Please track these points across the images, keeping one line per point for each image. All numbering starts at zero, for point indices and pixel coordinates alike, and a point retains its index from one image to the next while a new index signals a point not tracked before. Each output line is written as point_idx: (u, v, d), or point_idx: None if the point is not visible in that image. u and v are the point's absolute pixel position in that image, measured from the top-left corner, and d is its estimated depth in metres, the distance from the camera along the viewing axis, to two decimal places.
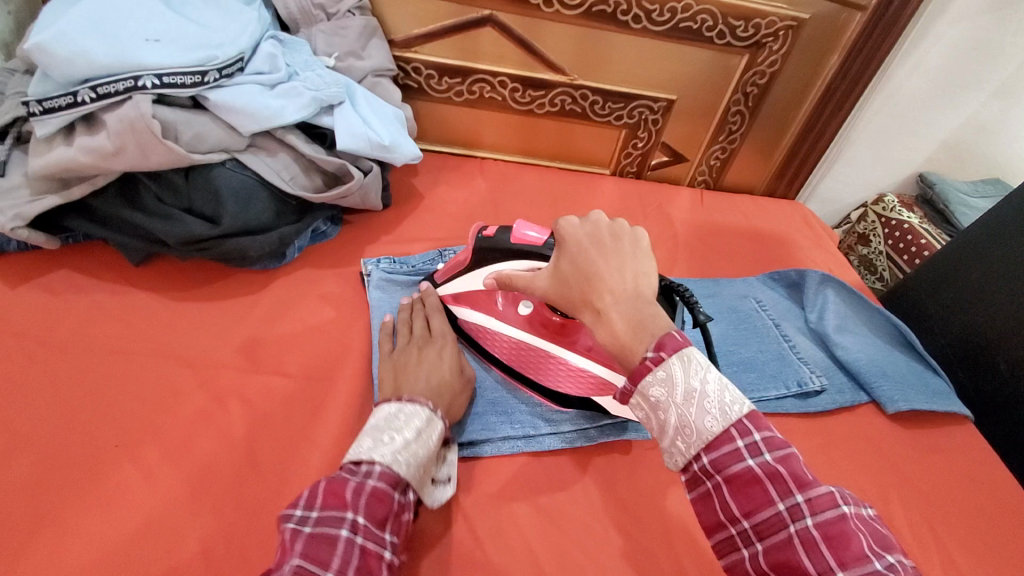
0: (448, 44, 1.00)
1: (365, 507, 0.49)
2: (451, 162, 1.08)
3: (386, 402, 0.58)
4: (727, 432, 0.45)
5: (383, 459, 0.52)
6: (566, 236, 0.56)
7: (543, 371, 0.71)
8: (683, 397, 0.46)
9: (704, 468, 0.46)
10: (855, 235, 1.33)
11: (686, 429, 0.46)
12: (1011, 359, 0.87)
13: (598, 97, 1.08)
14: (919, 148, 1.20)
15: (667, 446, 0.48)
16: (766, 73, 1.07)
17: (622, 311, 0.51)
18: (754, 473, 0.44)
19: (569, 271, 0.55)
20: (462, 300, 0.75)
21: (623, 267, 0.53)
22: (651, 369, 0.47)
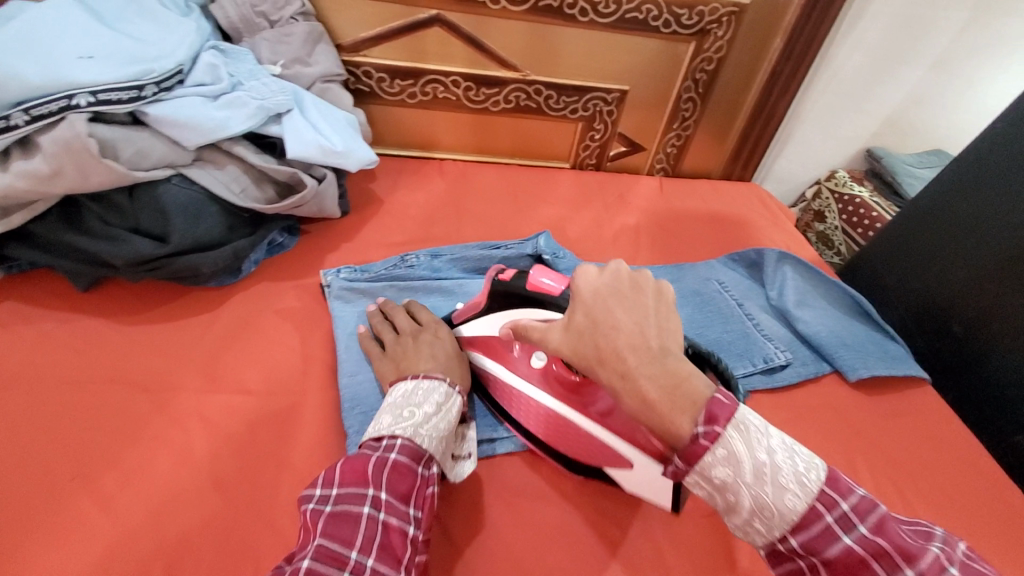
0: (398, 46, 0.99)
1: (388, 482, 0.51)
2: (410, 165, 1.07)
3: (400, 381, 0.60)
4: (813, 508, 0.43)
5: (405, 433, 0.54)
6: (582, 289, 0.53)
7: (516, 403, 0.69)
8: (754, 473, 0.44)
9: (793, 549, 0.44)
10: (812, 212, 1.37)
11: (765, 510, 0.44)
12: (965, 322, 0.90)
13: (552, 92, 1.09)
14: (864, 124, 1.24)
15: (742, 528, 0.45)
16: (713, 59, 1.09)
17: (656, 375, 0.47)
18: (854, 553, 0.42)
19: (588, 326, 0.51)
20: (475, 346, 0.72)
21: (649, 325, 0.50)
22: (709, 447, 0.44)
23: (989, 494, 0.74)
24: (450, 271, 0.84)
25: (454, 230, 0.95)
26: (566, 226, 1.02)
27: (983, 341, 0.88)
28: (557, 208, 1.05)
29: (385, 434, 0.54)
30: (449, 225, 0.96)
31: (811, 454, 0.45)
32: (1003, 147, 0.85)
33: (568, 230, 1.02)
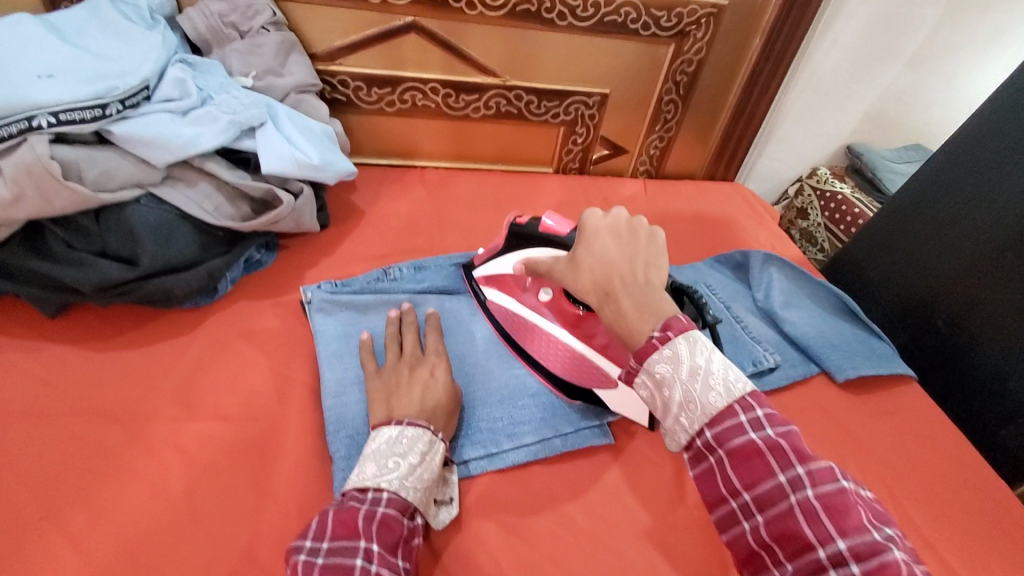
0: (375, 54, 0.97)
1: (378, 534, 0.50)
2: (391, 174, 1.05)
3: (384, 424, 0.58)
4: (730, 408, 0.49)
5: (391, 487, 0.53)
6: (587, 226, 0.61)
7: (531, 337, 0.75)
8: (688, 373, 0.50)
9: (707, 443, 0.49)
10: (795, 210, 1.37)
11: (690, 404, 0.49)
12: (948, 316, 0.91)
13: (532, 97, 1.07)
14: (844, 122, 1.24)
15: (670, 423, 0.51)
16: (693, 61, 1.08)
17: (632, 295, 0.55)
18: (756, 445, 0.47)
19: (584, 257, 0.59)
20: (491, 282, 0.78)
21: (636, 258, 0.57)
22: (659, 347, 0.51)
23: (977, 490, 0.74)
24: (435, 283, 0.82)
25: (437, 239, 0.94)
26: None
27: (965, 334, 0.88)
28: (541, 214, 1.04)
29: (371, 486, 0.53)
30: (432, 235, 0.94)
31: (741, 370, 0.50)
32: (980, 142, 0.85)
33: None
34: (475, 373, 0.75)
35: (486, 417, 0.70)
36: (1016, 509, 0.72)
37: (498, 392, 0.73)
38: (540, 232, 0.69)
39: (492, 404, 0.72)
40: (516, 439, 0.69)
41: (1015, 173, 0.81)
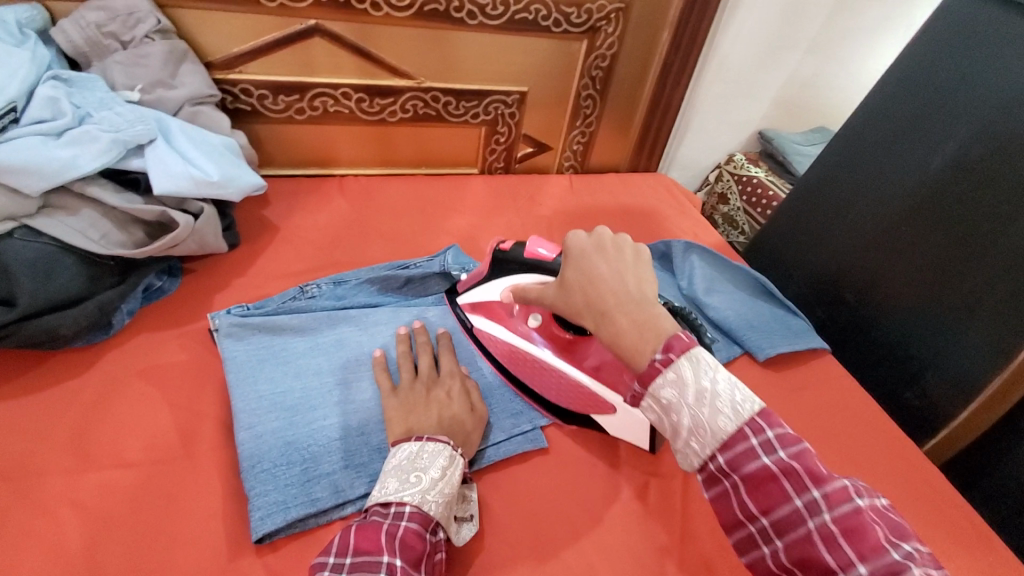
0: (278, 60, 0.92)
1: (401, 549, 0.49)
2: (307, 184, 1.00)
3: (404, 440, 0.57)
4: (741, 431, 0.46)
5: (413, 500, 0.52)
6: (572, 246, 0.57)
7: (522, 363, 0.72)
8: (695, 397, 0.47)
9: (721, 468, 0.47)
10: (716, 195, 1.43)
11: (700, 429, 0.47)
12: (854, 288, 0.97)
13: (450, 98, 1.05)
14: (755, 109, 1.30)
15: (680, 448, 0.49)
16: (607, 56, 1.10)
17: (630, 314, 0.51)
18: (770, 470, 0.45)
19: (572, 276, 0.56)
20: (478, 311, 0.76)
21: (626, 271, 0.54)
22: (662, 370, 0.48)
23: (889, 451, 0.78)
24: (356, 297, 0.78)
25: (359, 250, 0.90)
26: (477, 235, 1.00)
27: (871, 304, 0.94)
28: (467, 216, 1.03)
29: (393, 501, 0.52)
30: (353, 246, 0.91)
31: (750, 389, 0.48)
32: (873, 123, 0.91)
33: (479, 239, 0.99)
34: None
35: None
36: (922, 466, 0.77)
37: None
38: (527, 259, 0.68)
39: None
40: None
41: (906, 150, 0.87)
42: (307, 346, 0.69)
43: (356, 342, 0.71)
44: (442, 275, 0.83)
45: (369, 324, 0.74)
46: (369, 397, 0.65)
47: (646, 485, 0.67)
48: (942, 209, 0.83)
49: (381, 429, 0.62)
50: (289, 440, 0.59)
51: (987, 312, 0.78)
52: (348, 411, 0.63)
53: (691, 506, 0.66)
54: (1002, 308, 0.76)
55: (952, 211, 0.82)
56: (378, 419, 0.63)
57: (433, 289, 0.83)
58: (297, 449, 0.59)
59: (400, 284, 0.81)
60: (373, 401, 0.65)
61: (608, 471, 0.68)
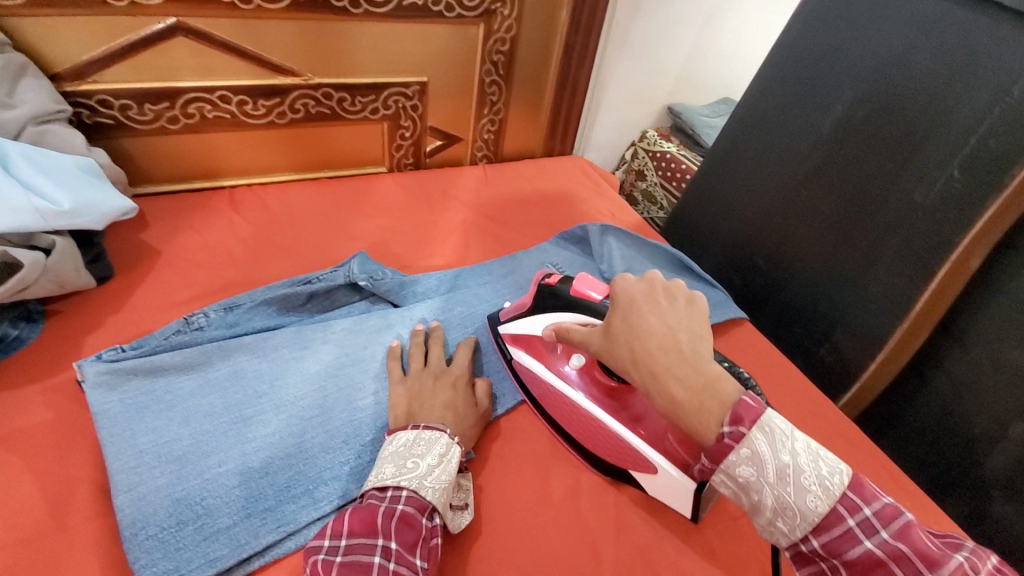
0: (138, 65, 0.82)
1: (396, 532, 0.49)
2: (192, 201, 0.91)
3: (400, 429, 0.58)
4: (835, 511, 0.42)
5: (410, 485, 0.52)
6: (623, 295, 0.54)
7: (557, 405, 0.67)
8: (777, 475, 0.43)
9: (816, 551, 0.43)
10: (633, 172, 1.44)
11: (787, 510, 0.43)
12: (766, 255, 0.98)
13: (344, 94, 0.98)
14: (660, 84, 1.31)
15: (765, 527, 0.45)
16: (506, 40, 1.06)
17: (684, 377, 0.47)
18: (875, 555, 0.41)
19: (621, 330, 0.52)
20: (518, 344, 0.71)
21: (677, 327, 0.50)
22: (734, 447, 0.44)
23: (809, 410, 0.81)
24: (252, 321, 0.71)
25: (256, 267, 0.82)
26: (388, 238, 0.93)
27: (781, 268, 0.96)
28: (376, 219, 0.96)
29: (390, 485, 0.52)
30: (249, 263, 0.83)
31: (835, 459, 0.44)
32: (769, 92, 0.94)
33: (391, 242, 0.93)
34: (313, 419, 0.61)
35: (323, 468, 0.58)
36: (835, 420, 0.80)
37: (344, 433, 0.61)
38: (575, 296, 0.66)
39: (336, 449, 0.60)
40: (354, 481, 0.58)
41: (800, 115, 0.90)
42: (195, 385, 0.62)
43: (253, 372, 0.64)
44: (348, 286, 0.77)
45: (268, 350, 0.67)
46: (272, 431, 0.59)
47: (579, 483, 0.65)
48: (837, 171, 0.86)
49: (290, 466, 0.57)
50: (179, 496, 0.53)
51: (884, 267, 0.81)
52: (248, 452, 0.57)
53: (623, 498, 0.65)
54: (897, 260, 0.80)
55: (847, 174, 0.85)
56: (284, 455, 0.58)
57: (340, 301, 0.77)
58: (189, 506, 0.53)
59: (301, 300, 0.74)
60: (276, 437, 0.59)
61: (539, 474, 0.65)
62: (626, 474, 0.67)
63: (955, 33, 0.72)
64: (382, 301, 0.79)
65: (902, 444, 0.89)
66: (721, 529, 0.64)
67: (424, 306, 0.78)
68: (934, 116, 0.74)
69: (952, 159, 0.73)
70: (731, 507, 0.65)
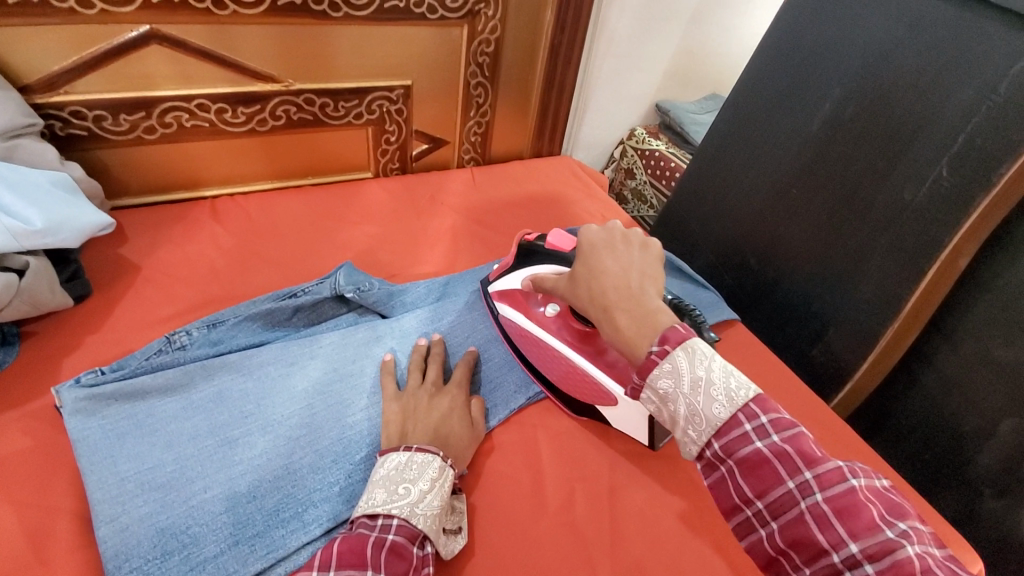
0: (112, 74, 0.80)
1: (385, 564, 0.47)
2: (172, 212, 0.89)
3: (392, 450, 0.56)
4: (736, 417, 0.44)
5: (401, 513, 0.50)
6: (586, 242, 0.58)
7: (536, 350, 0.71)
8: (690, 386, 0.45)
9: (716, 455, 0.45)
10: (623, 170, 1.43)
11: (696, 417, 0.45)
12: (757, 254, 0.98)
13: (326, 99, 0.96)
14: (648, 81, 1.30)
15: (678, 437, 0.46)
16: (490, 41, 1.04)
17: (626, 311, 0.50)
18: (763, 454, 0.43)
19: (580, 271, 0.57)
20: (503, 297, 0.75)
21: (630, 266, 0.54)
22: (659, 362, 0.46)
23: (801, 411, 0.81)
24: (235, 339, 0.69)
25: (240, 281, 0.81)
26: (376, 247, 0.92)
27: (772, 267, 0.96)
28: (363, 226, 0.94)
29: (380, 513, 0.50)
30: (233, 277, 0.81)
31: (746, 376, 0.45)
32: (757, 91, 0.93)
33: (379, 250, 0.91)
34: (301, 439, 0.60)
35: (312, 489, 0.57)
36: (828, 420, 0.80)
37: (333, 452, 0.60)
38: (546, 249, 0.71)
39: (325, 469, 0.58)
40: (344, 501, 0.57)
41: (789, 114, 0.89)
42: (178, 407, 0.60)
43: (238, 392, 0.63)
44: (335, 298, 0.76)
45: (253, 368, 0.65)
46: (259, 452, 0.58)
47: (574, 495, 0.64)
48: (825, 170, 0.86)
49: (278, 489, 0.56)
50: (164, 525, 0.52)
51: (875, 266, 0.81)
52: (235, 476, 0.56)
53: (618, 507, 0.64)
54: (887, 259, 0.79)
55: (837, 173, 0.84)
56: (272, 478, 0.56)
57: (327, 314, 0.76)
58: (174, 535, 0.51)
59: (286, 315, 0.73)
60: (263, 459, 0.58)
61: (532, 487, 0.64)
62: (621, 483, 0.66)
63: (941, 30, 0.71)
64: (370, 313, 0.78)
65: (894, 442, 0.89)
66: (717, 537, 0.63)
67: (413, 317, 0.77)
68: (923, 114, 0.74)
69: (941, 158, 0.73)
70: (726, 513, 0.65)
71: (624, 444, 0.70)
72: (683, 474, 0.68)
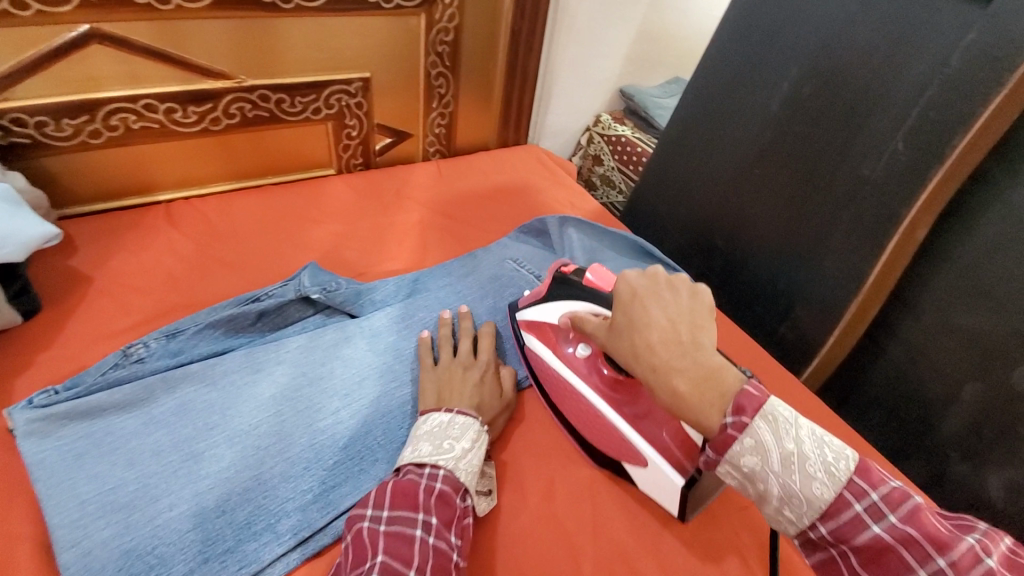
0: (52, 77, 0.75)
1: (435, 509, 0.51)
2: (125, 220, 0.85)
3: (435, 410, 0.59)
4: (842, 496, 0.44)
5: (447, 465, 0.54)
6: (627, 292, 0.54)
7: (564, 393, 0.68)
8: (782, 463, 0.44)
9: (825, 537, 0.45)
10: (590, 157, 1.42)
11: (793, 498, 0.44)
12: (724, 234, 0.99)
13: (282, 94, 0.93)
14: (610, 67, 1.30)
15: (772, 515, 0.46)
16: (449, 29, 1.02)
17: (690, 373, 0.48)
18: (883, 540, 0.42)
19: (623, 323, 0.53)
20: (532, 329, 0.72)
21: (677, 318, 0.51)
22: (737, 437, 0.45)
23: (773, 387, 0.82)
24: (197, 348, 0.67)
25: (200, 287, 0.78)
26: (341, 245, 0.90)
27: (739, 248, 0.97)
28: (327, 225, 0.92)
29: (428, 462, 0.54)
30: (192, 284, 0.78)
31: (840, 446, 0.45)
32: (717, 73, 0.94)
33: (345, 249, 0.89)
34: (271, 448, 0.58)
35: (284, 499, 0.55)
36: (799, 395, 0.82)
37: (305, 459, 0.58)
38: (583, 286, 0.67)
39: (297, 477, 0.57)
40: (317, 509, 0.56)
41: (751, 94, 0.90)
42: (138, 424, 0.58)
43: (202, 403, 0.60)
44: (301, 299, 0.74)
45: (217, 377, 0.63)
46: (227, 464, 0.56)
47: (555, 485, 0.64)
48: (787, 149, 0.87)
49: (248, 501, 0.54)
50: (129, 547, 0.50)
51: (837, 241, 0.83)
52: (202, 491, 0.54)
53: (597, 494, 0.64)
54: (849, 235, 0.81)
55: (798, 152, 0.85)
56: (241, 490, 0.55)
57: (293, 317, 0.73)
58: (141, 556, 0.49)
59: (250, 320, 0.70)
60: (231, 471, 0.56)
61: (512, 480, 0.64)
62: (600, 470, 0.67)
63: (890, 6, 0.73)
64: (338, 313, 0.76)
65: (862, 413, 0.91)
66: (697, 516, 0.64)
67: (383, 315, 0.75)
68: (878, 90, 0.75)
69: (896, 132, 0.74)
70: None
71: None
72: None
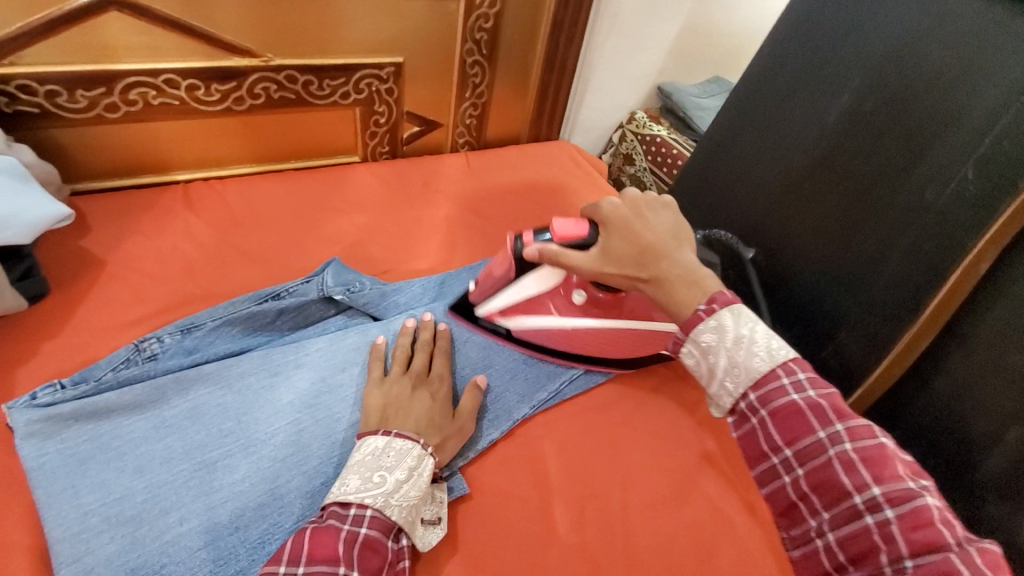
0: (66, 44, 0.71)
1: (359, 560, 0.45)
2: (140, 199, 0.81)
3: (370, 433, 0.53)
4: (773, 371, 0.45)
5: (375, 504, 0.48)
6: (610, 217, 0.57)
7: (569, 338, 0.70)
8: (733, 341, 0.46)
9: (750, 404, 0.46)
10: (621, 156, 1.35)
11: (736, 369, 0.46)
12: (765, 248, 0.90)
13: (310, 76, 0.87)
14: (651, 62, 1.23)
15: (714, 391, 0.48)
16: (489, 16, 0.96)
17: (674, 274, 0.52)
18: (796, 404, 0.43)
19: (618, 242, 0.56)
20: (513, 310, 0.69)
21: (667, 233, 0.55)
22: (703, 319, 0.47)
23: None
24: (213, 346, 0.63)
25: (217, 278, 0.74)
26: (365, 239, 0.85)
27: (781, 265, 0.87)
28: (351, 217, 0.87)
29: (354, 502, 0.48)
30: (209, 274, 0.74)
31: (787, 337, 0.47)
32: (773, 76, 0.86)
33: (369, 244, 0.85)
34: (288, 460, 0.55)
35: (300, 517, 0.52)
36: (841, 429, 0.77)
37: (324, 473, 0.55)
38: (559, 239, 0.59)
39: (315, 493, 0.53)
40: None
41: (805, 102, 0.83)
42: (149, 427, 0.54)
43: (216, 406, 0.57)
44: (324, 299, 0.70)
45: (232, 379, 0.59)
46: (241, 477, 0.53)
47: (582, 514, 0.60)
48: (843, 167, 0.79)
49: (262, 518, 0.51)
50: (134, 565, 0.46)
51: (889, 267, 0.73)
52: (214, 505, 0.50)
53: (627, 528, 0.60)
54: (903, 262, 0.71)
55: (854, 171, 0.77)
56: (255, 506, 0.51)
57: (314, 316, 0.70)
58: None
59: (269, 318, 0.66)
60: (246, 484, 0.52)
61: (537, 508, 0.60)
62: (630, 501, 0.62)
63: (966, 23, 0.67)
64: (361, 314, 0.72)
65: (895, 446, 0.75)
66: (732, 558, 0.60)
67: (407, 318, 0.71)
68: (950, 112, 0.67)
69: (967, 158, 0.66)
70: (741, 530, 0.62)
71: (634, 459, 0.66)
72: (696, 491, 0.64)
